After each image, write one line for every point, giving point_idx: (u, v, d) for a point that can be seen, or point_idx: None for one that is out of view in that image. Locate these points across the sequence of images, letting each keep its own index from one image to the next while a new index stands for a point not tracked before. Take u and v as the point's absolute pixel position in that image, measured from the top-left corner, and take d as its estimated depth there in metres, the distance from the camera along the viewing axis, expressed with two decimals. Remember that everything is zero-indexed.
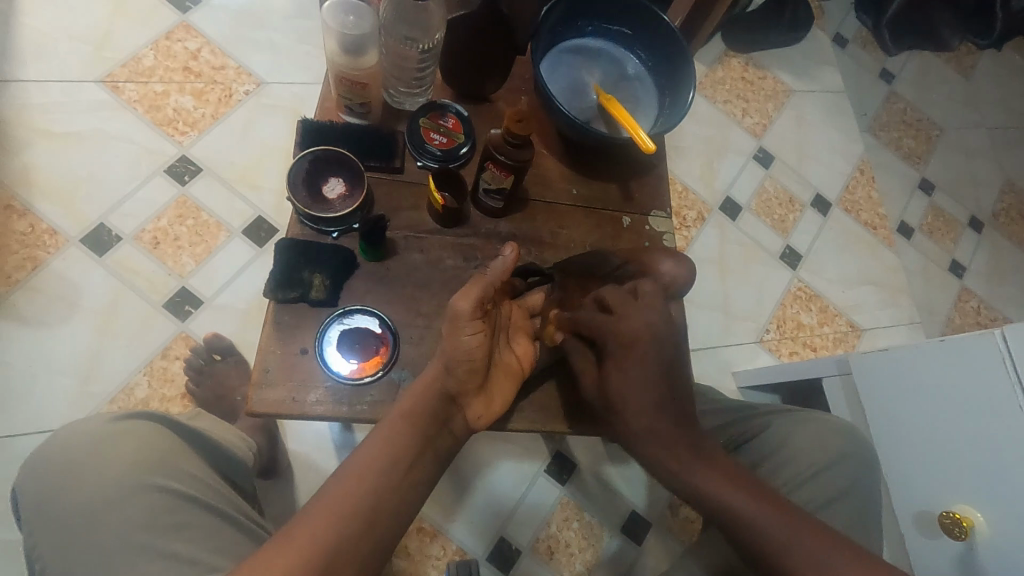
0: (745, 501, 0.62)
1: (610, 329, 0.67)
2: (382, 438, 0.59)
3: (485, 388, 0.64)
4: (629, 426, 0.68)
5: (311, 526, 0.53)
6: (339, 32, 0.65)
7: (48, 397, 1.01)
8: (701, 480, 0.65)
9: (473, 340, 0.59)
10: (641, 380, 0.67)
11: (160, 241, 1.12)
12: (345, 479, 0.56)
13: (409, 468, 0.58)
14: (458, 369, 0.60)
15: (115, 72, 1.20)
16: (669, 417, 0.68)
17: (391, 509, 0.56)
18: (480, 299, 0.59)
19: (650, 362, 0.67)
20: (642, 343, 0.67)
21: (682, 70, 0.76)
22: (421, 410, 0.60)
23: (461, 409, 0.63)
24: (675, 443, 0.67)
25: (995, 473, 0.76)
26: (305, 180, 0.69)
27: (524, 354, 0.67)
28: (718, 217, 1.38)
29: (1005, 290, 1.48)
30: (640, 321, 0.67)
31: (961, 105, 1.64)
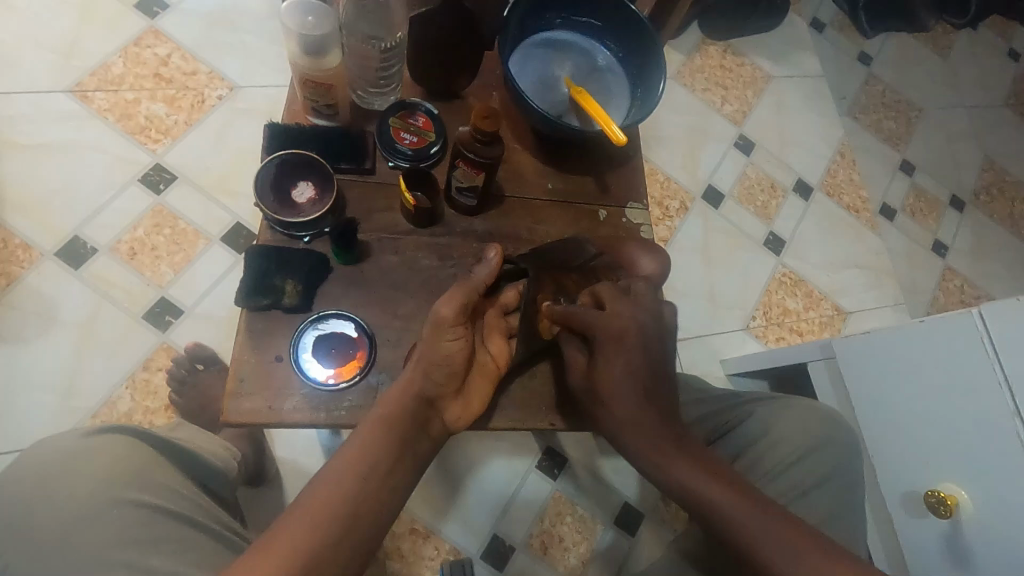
0: (730, 499, 0.61)
1: (639, 290, 0.69)
2: (359, 445, 0.58)
3: (462, 392, 0.63)
4: (616, 417, 0.67)
5: (291, 533, 0.52)
6: (299, 34, 0.64)
7: (28, 415, 1.00)
8: (682, 478, 0.64)
9: (455, 345, 0.60)
10: (627, 374, 0.66)
11: (138, 251, 1.11)
12: (324, 486, 0.55)
13: (388, 474, 0.58)
14: (436, 373, 0.60)
15: (85, 81, 1.18)
16: (658, 420, 0.67)
17: (372, 515, 0.56)
18: (462, 304, 0.60)
19: (637, 357, 0.66)
20: (627, 339, 0.66)
21: (652, 60, 0.76)
22: (399, 412, 0.60)
23: (438, 412, 0.63)
24: (658, 441, 0.66)
25: (977, 449, 0.76)
26: (272, 187, 0.69)
27: (497, 352, 0.65)
28: (701, 206, 1.38)
29: (988, 267, 1.49)
30: (619, 317, 0.66)
31: (939, 85, 1.65)
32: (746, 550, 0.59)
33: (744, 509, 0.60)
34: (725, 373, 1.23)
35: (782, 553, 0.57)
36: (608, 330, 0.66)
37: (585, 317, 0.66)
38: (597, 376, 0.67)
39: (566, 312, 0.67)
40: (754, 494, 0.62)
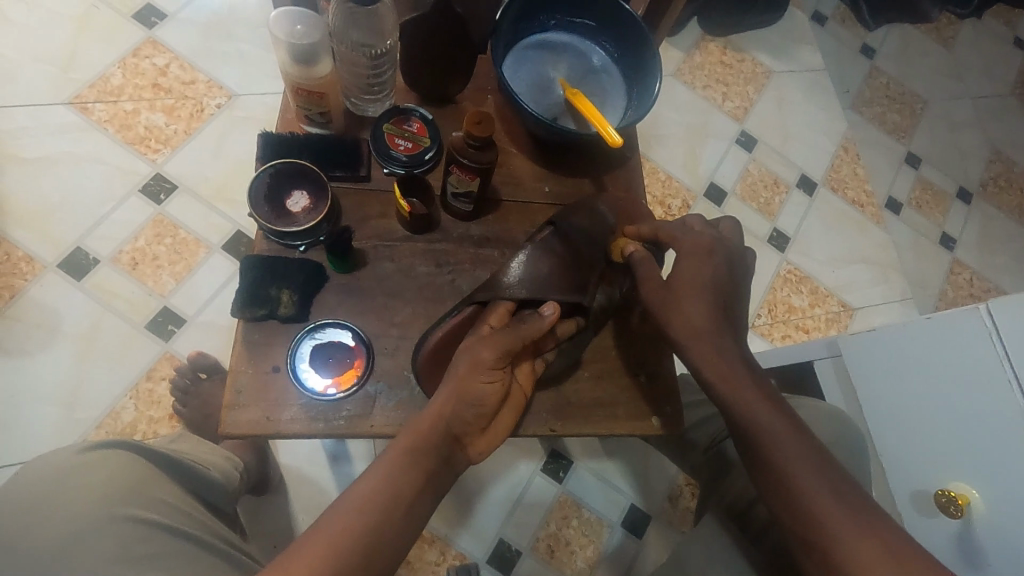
0: (779, 425, 0.61)
1: (688, 240, 0.68)
2: (382, 475, 0.57)
3: (489, 427, 0.63)
4: (680, 326, 0.65)
5: (306, 557, 0.52)
6: (288, 44, 0.64)
7: (33, 426, 1.00)
8: (740, 395, 0.63)
9: (489, 388, 0.60)
10: (708, 287, 0.66)
11: (139, 261, 1.11)
12: (343, 513, 0.54)
13: (409, 506, 0.57)
14: (467, 410, 0.59)
15: (84, 92, 1.18)
16: (730, 339, 0.65)
17: (390, 546, 0.55)
18: (505, 350, 0.60)
19: (718, 277, 0.67)
20: (714, 254, 0.67)
21: (648, 60, 0.75)
22: (426, 444, 0.59)
23: (464, 447, 0.61)
24: (725, 357, 0.64)
25: (986, 445, 0.76)
26: (267, 196, 0.68)
27: (525, 379, 0.66)
28: (703, 204, 1.36)
29: (997, 260, 1.47)
30: (707, 237, 0.68)
31: (944, 76, 1.63)
32: (784, 475, 0.59)
33: (789, 436, 0.60)
34: None
35: (818, 483, 0.58)
36: (697, 243, 0.68)
37: (678, 230, 0.69)
38: (675, 284, 0.66)
39: (655, 230, 0.70)
40: (800, 428, 0.61)
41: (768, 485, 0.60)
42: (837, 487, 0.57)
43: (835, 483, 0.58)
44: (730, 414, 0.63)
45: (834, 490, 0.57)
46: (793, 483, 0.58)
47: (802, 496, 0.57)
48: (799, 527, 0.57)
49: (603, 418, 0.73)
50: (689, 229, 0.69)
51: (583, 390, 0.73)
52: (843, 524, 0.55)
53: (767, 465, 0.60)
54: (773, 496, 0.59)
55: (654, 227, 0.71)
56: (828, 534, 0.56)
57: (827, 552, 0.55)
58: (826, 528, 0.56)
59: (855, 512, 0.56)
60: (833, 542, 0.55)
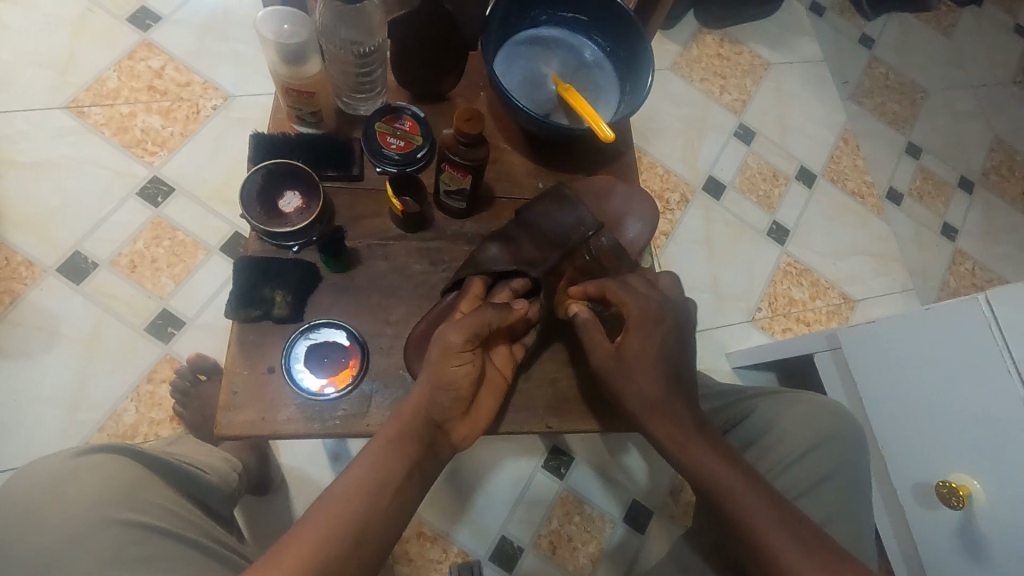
0: (738, 484, 0.63)
1: (633, 306, 0.66)
2: (367, 464, 0.57)
3: (471, 412, 0.63)
4: (635, 398, 0.65)
5: (297, 546, 0.52)
6: (276, 44, 0.63)
7: (35, 430, 1.01)
8: (697, 457, 0.65)
9: (461, 371, 0.59)
10: (656, 358, 0.65)
11: (138, 264, 1.11)
12: (332, 502, 0.55)
13: (397, 491, 0.57)
14: (443, 397, 0.59)
15: (81, 96, 1.19)
16: (682, 406, 0.66)
17: (379, 529, 0.55)
18: (473, 334, 0.59)
19: (667, 343, 0.66)
20: (663, 323, 0.66)
21: (640, 54, 0.75)
22: (408, 430, 0.59)
23: (447, 434, 0.61)
24: (680, 428, 0.66)
25: (988, 438, 0.75)
26: (259, 197, 0.68)
27: (501, 361, 0.67)
28: (702, 197, 1.36)
29: (1000, 249, 1.45)
30: (657, 302, 0.67)
31: (944, 65, 1.61)
32: (751, 537, 0.62)
33: (750, 497, 0.63)
34: (732, 366, 1.21)
35: (785, 536, 0.61)
36: (644, 314, 0.65)
37: (627, 293, 0.66)
38: (624, 351, 0.65)
39: (602, 287, 0.67)
40: (761, 484, 0.64)
41: (736, 538, 0.63)
42: (803, 537, 0.61)
43: (800, 533, 0.61)
44: (689, 474, 0.65)
45: (802, 544, 0.60)
46: (761, 541, 0.61)
47: (771, 549, 0.61)
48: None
49: (602, 412, 0.72)
50: (637, 291, 0.67)
51: (580, 386, 0.73)
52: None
53: (732, 520, 0.63)
54: (743, 548, 0.62)
55: (602, 285, 0.68)
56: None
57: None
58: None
59: (825, 562, 0.59)
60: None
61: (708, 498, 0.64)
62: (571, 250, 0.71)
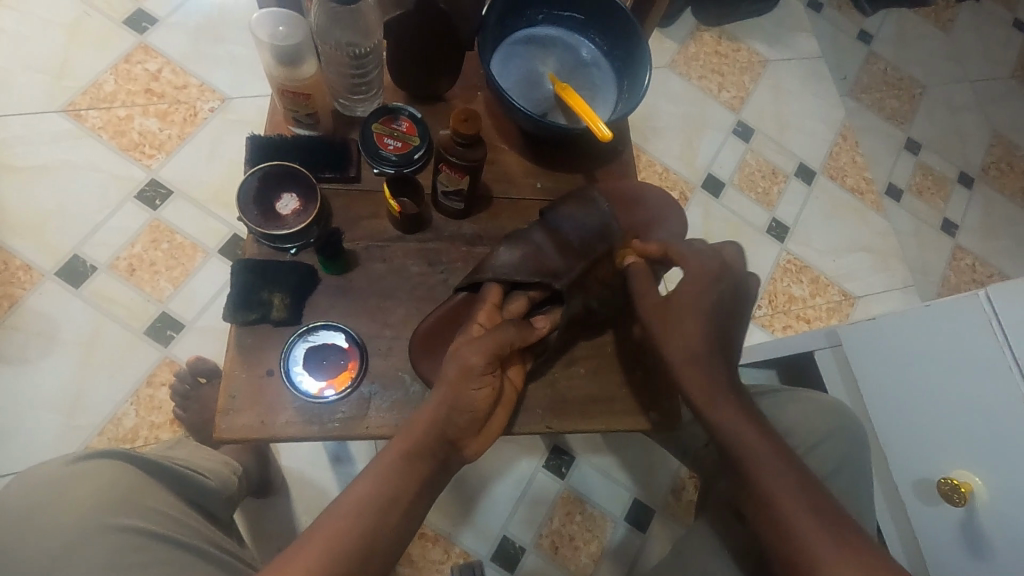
0: (766, 451, 0.64)
1: (692, 261, 0.67)
2: (377, 478, 0.57)
3: (484, 428, 0.62)
4: (675, 346, 0.67)
5: (303, 559, 0.52)
6: (271, 46, 0.63)
7: (35, 434, 1.01)
8: (727, 417, 0.65)
9: (479, 394, 0.60)
10: (706, 315, 0.67)
11: (136, 267, 1.11)
12: (340, 515, 0.55)
13: (406, 508, 0.57)
14: (459, 418, 0.59)
15: (78, 100, 1.18)
16: (721, 367, 0.67)
17: (387, 545, 0.55)
18: (491, 356, 0.59)
19: (721, 303, 0.67)
20: (721, 280, 0.67)
21: (637, 52, 0.75)
22: (424, 446, 0.58)
23: (460, 450, 0.61)
24: (714, 384, 0.66)
25: (990, 434, 0.75)
26: (256, 200, 0.68)
27: (516, 376, 0.66)
28: (701, 195, 1.36)
29: (1000, 245, 1.45)
30: (716, 260, 0.68)
31: (943, 60, 1.61)
32: (772, 506, 0.62)
33: (776, 463, 0.63)
34: None
35: (804, 507, 0.61)
36: (706, 269, 0.67)
37: (687, 249, 0.68)
38: (674, 302, 0.67)
39: (664, 247, 0.70)
40: (788, 454, 0.65)
41: (756, 507, 0.63)
42: (822, 511, 0.61)
43: (819, 508, 0.61)
44: (717, 436, 0.66)
45: (820, 519, 0.60)
46: (782, 513, 0.61)
47: (787, 516, 0.61)
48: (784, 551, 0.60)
49: (600, 414, 0.72)
50: (702, 250, 0.68)
51: (579, 386, 0.73)
52: (827, 550, 0.58)
53: (754, 482, 0.63)
54: (763, 520, 0.62)
55: (663, 245, 0.70)
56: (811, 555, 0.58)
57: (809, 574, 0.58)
58: (805, 550, 0.59)
59: (843, 539, 0.59)
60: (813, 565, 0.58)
61: (732, 459, 0.65)
62: (594, 260, 0.70)
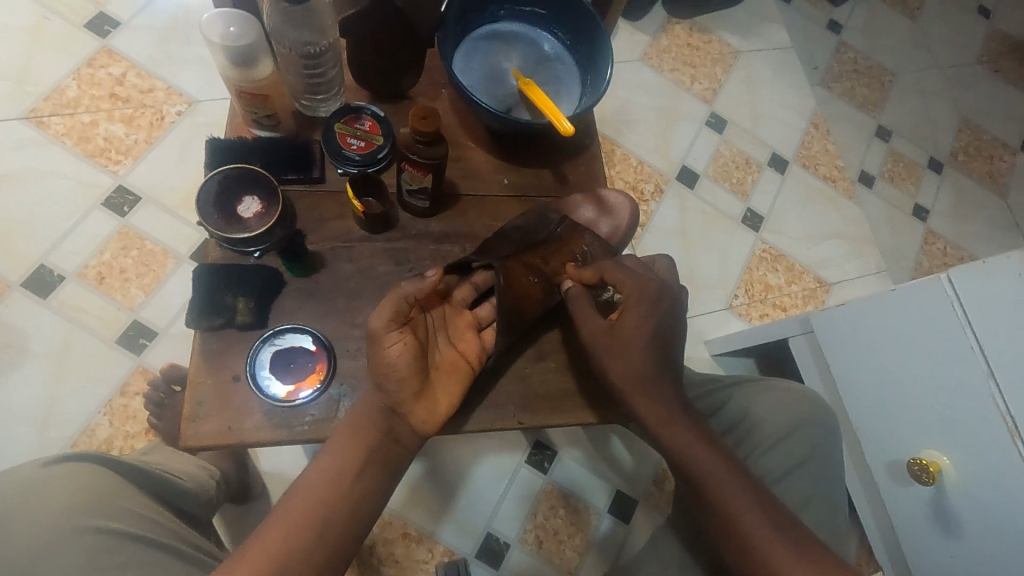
0: (719, 469, 0.65)
1: (629, 286, 0.67)
2: (331, 458, 0.58)
3: (426, 392, 0.62)
4: (619, 376, 0.66)
5: (263, 548, 0.52)
6: (224, 47, 0.63)
7: (4, 449, 0.98)
8: (676, 440, 0.66)
9: (394, 350, 0.59)
10: (649, 342, 0.66)
11: (106, 275, 1.09)
12: (299, 496, 0.56)
13: (357, 476, 0.58)
14: (386, 380, 0.59)
15: (39, 106, 1.16)
16: (668, 389, 0.67)
17: (349, 515, 0.56)
18: (395, 313, 0.59)
19: (662, 326, 0.67)
20: (655, 306, 0.67)
21: (599, 46, 0.75)
22: (365, 421, 0.60)
23: (404, 418, 0.61)
24: (665, 406, 0.67)
25: (954, 415, 0.76)
26: (216, 203, 0.66)
27: (469, 349, 0.67)
28: (676, 187, 1.36)
29: (969, 227, 1.48)
30: (654, 283, 0.68)
31: (911, 47, 1.63)
32: (733, 521, 0.63)
33: (729, 479, 0.64)
34: (710, 354, 1.22)
35: (764, 525, 0.62)
36: (644, 292, 0.67)
37: (623, 273, 0.68)
38: (619, 331, 0.66)
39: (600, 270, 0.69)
40: (738, 463, 0.66)
41: (715, 519, 0.64)
42: (770, 510, 0.63)
43: (770, 505, 0.63)
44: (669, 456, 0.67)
45: (783, 533, 0.61)
46: (742, 525, 0.62)
47: (751, 534, 0.62)
48: (752, 564, 0.62)
49: (571, 409, 0.72)
50: (634, 272, 0.68)
51: (552, 381, 0.73)
52: (776, 545, 0.61)
53: (710, 497, 0.65)
54: (727, 535, 0.63)
55: (598, 269, 0.69)
56: (768, 566, 0.60)
57: (763, 570, 0.61)
58: (766, 562, 0.61)
59: (796, 543, 0.61)
60: (772, 569, 0.60)
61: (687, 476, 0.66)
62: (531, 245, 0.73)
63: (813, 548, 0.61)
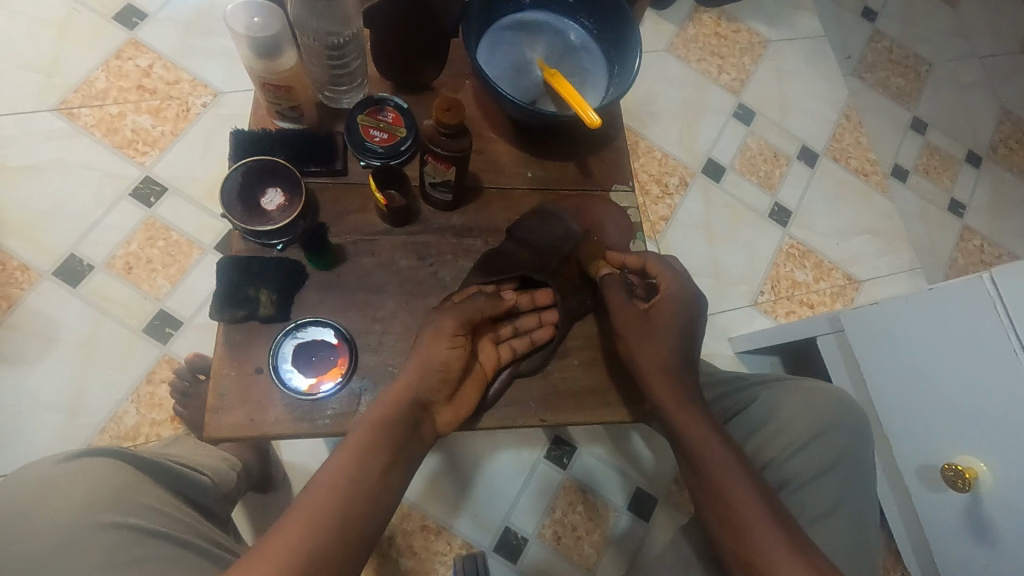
0: (725, 459, 0.63)
1: (667, 283, 0.68)
2: (354, 451, 0.58)
3: (454, 397, 0.65)
4: (641, 362, 0.67)
5: (285, 536, 0.52)
6: (249, 38, 0.62)
7: (37, 434, 1.01)
8: (688, 425, 0.65)
9: (450, 351, 0.63)
10: (676, 335, 0.67)
11: (133, 265, 1.11)
12: (322, 487, 0.55)
13: (383, 472, 0.58)
14: (432, 375, 0.62)
15: (69, 98, 1.18)
16: (687, 378, 0.68)
17: (367, 510, 0.56)
18: (464, 318, 0.64)
19: (691, 322, 0.68)
20: (690, 307, 0.68)
21: (628, 35, 0.73)
22: (396, 418, 0.61)
23: (430, 416, 0.64)
24: (682, 393, 0.66)
25: (992, 421, 0.73)
26: (240, 195, 0.66)
27: (489, 359, 0.68)
28: (702, 180, 1.33)
29: (1009, 223, 1.42)
30: (690, 285, 0.69)
31: (950, 35, 1.57)
32: (732, 513, 0.61)
33: (737, 475, 0.62)
34: (734, 351, 1.20)
35: (766, 521, 0.60)
36: (684, 288, 0.68)
37: (664, 265, 0.69)
38: (652, 317, 0.67)
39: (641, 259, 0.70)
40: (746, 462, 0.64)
41: (713, 509, 0.62)
42: (776, 514, 0.60)
43: (774, 509, 0.61)
44: (675, 440, 0.66)
45: (785, 533, 0.59)
46: (739, 517, 0.61)
47: (750, 530, 0.60)
48: (747, 557, 0.60)
49: (592, 408, 0.71)
50: (677, 270, 0.69)
51: (573, 379, 0.72)
52: (779, 550, 0.58)
53: (710, 487, 0.63)
54: (724, 528, 0.61)
55: (639, 258, 0.70)
56: (764, 564, 0.58)
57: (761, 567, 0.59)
58: (763, 560, 0.59)
59: (796, 545, 0.59)
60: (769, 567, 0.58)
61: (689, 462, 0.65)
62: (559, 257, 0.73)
63: (810, 553, 0.58)
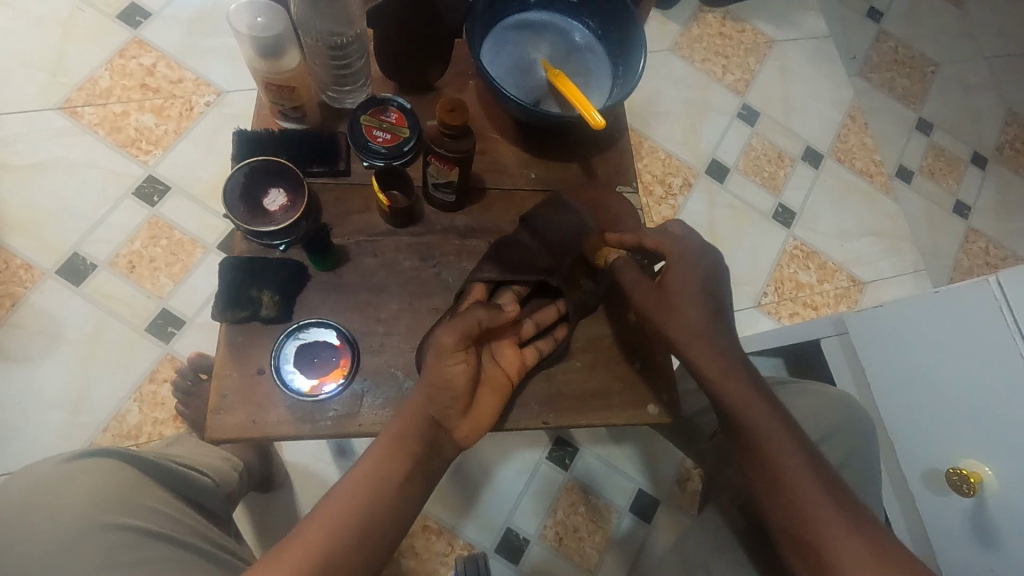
0: (773, 425, 0.62)
1: (675, 249, 0.66)
2: (374, 462, 0.57)
3: (472, 407, 0.62)
4: (672, 330, 0.65)
5: (302, 543, 0.52)
6: (253, 38, 0.62)
7: (40, 432, 1.01)
8: (731, 392, 0.64)
9: (457, 369, 0.60)
10: (700, 295, 0.65)
11: (136, 264, 1.11)
12: (341, 496, 0.56)
13: (403, 483, 0.57)
14: (442, 396, 0.59)
15: (73, 96, 1.18)
16: (726, 338, 0.65)
17: (384, 520, 0.56)
18: (464, 332, 0.60)
19: (712, 277, 0.66)
20: (703, 269, 0.66)
21: (633, 36, 0.73)
22: (411, 434, 0.59)
23: (448, 433, 0.61)
24: (723, 357, 0.64)
25: (994, 423, 0.74)
26: (242, 196, 0.66)
27: (510, 364, 0.65)
28: (705, 181, 1.33)
29: (1015, 226, 1.41)
30: (698, 243, 0.67)
31: (956, 36, 1.56)
32: (782, 484, 0.60)
33: (785, 441, 0.61)
34: None
35: (819, 495, 0.59)
36: (695, 249, 0.66)
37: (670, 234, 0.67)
38: (666, 290, 0.65)
39: (640, 239, 0.68)
40: (795, 430, 0.63)
41: (763, 481, 0.62)
42: (828, 484, 0.60)
43: (828, 481, 0.60)
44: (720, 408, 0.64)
45: (839, 506, 0.59)
46: (790, 489, 0.60)
47: (801, 501, 0.59)
48: (801, 529, 0.59)
49: (595, 410, 0.71)
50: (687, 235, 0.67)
51: (577, 381, 0.72)
52: (833, 523, 0.58)
53: (760, 457, 0.62)
54: (777, 501, 0.61)
55: (637, 236, 0.68)
56: (820, 537, 0.58)
57: (815, 538, 0.58)
58: (819, 531, 0.58)
59: (849, 515, 0.59)
60: (823, 541, 0.58)
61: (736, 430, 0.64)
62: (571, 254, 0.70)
63: (865, 529, 0.58)
